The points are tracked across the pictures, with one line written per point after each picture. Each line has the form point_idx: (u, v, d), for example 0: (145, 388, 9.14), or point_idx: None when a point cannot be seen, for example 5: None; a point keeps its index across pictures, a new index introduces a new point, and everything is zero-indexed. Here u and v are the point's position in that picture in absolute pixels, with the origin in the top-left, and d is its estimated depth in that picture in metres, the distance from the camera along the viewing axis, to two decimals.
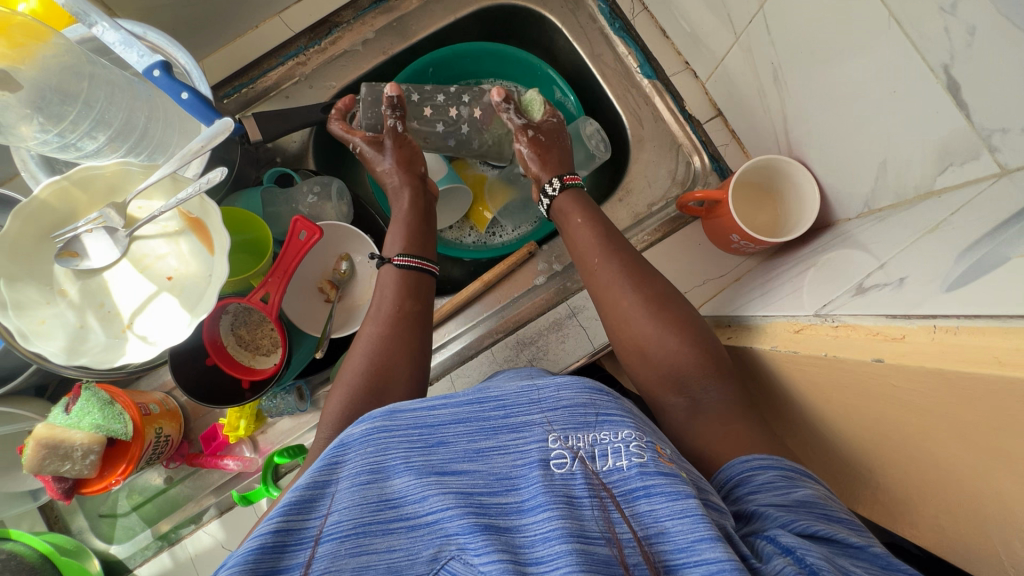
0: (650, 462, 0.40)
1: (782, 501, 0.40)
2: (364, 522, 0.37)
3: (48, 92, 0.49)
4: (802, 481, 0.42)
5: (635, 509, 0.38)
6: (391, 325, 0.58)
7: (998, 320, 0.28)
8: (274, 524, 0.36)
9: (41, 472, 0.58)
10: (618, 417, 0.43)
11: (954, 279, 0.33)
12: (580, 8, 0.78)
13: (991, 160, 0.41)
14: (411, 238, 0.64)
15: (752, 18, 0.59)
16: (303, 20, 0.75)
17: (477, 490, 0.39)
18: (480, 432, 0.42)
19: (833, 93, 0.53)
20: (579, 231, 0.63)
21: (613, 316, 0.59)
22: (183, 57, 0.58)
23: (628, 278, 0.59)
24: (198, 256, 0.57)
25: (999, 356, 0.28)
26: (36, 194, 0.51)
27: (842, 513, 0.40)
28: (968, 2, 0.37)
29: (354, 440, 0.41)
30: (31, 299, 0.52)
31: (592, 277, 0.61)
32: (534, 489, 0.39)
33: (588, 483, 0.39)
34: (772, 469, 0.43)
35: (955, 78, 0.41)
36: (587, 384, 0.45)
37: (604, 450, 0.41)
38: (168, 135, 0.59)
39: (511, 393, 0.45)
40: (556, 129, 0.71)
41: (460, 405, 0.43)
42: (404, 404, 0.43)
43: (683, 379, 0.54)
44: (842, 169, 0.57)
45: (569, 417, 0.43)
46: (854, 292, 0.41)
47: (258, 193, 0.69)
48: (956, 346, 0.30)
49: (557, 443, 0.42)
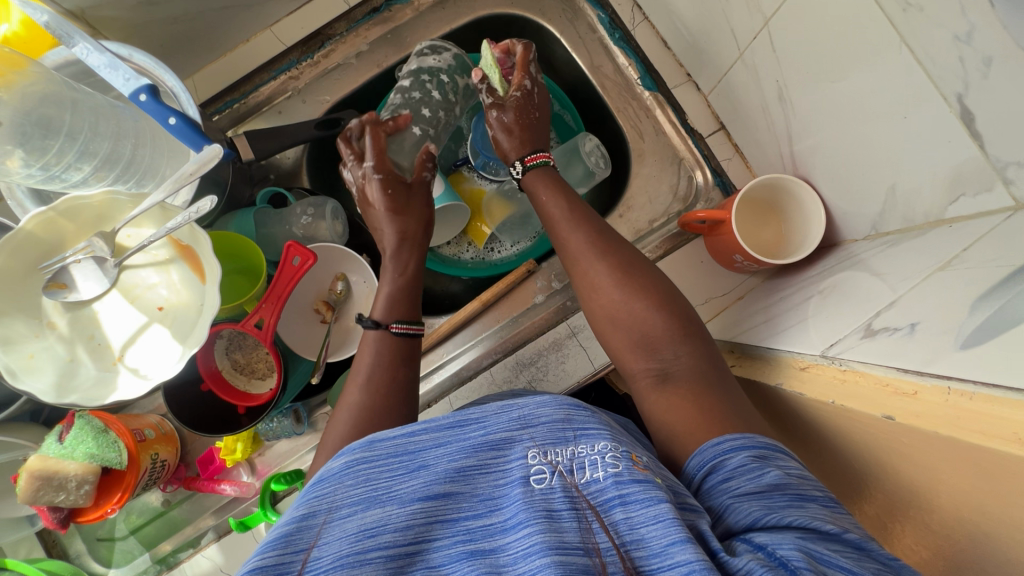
0: (625, 470, 0.38)
1: (754, 488, 0.38)
2: (344, 554, 0.35)
3: (28, 126, 0.48)
4: (774, 461, 0.40)
5: (613, 518, 0.37)
6: (389, 353, 0.57)
7: (1015, 392, 0.27)
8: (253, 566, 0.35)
9: (36, 503, 0.57)
10: (595, 430, 0.42)
11: (967, 335, 0.31)
12: (578, 17, 0.76)
13: (1005, 193, 0.39)
14: (403, 305, 0.60)
15: (756, 34, 0.57)
16: (295, 33, 0.73)
17: (462, 517, 0.38)
18: (460, 452, 0.41)
19: (841, 114, 0.51)
20: (549, 202, 0.61)
21: (589, 290, 0.56)
22: (170, 78, 0.56)
23: (597, 250, 0.57)
24: (189, 285, 0.56)
25: (1018, 431, 0.26)
26: (21, 226, 0.49)
27: (817, 492, 0.38)
28: (984, 32, 0.35)
29: (334, 473, 0.39)
30: (19, 334, 0.51)
31: (563, 247, 0.59)
32: (515, 507, 0.38)
33: (568, 497, 0.38)
34: (743, 451, 0.40)
35: (968, 108, 0.39)
36: (564, 401, 0.44)
37: (582, 463, 0.39)
38: (156, 160, 0.57)
39: (488, 411, 0.43)
40: (524, 102, 0.66)
41: (440, 429, 0.42)
42: (383, 432, 0.42)
43: (652, 342, 0.52)
44: (849, 191, 0.55)
45: (549, 433, 0.42)
46: (863, 333, 0.40)
47: (252, 214, 0.68)
48: (973, 414, 0.28)
49: (536, 458, 0.40)
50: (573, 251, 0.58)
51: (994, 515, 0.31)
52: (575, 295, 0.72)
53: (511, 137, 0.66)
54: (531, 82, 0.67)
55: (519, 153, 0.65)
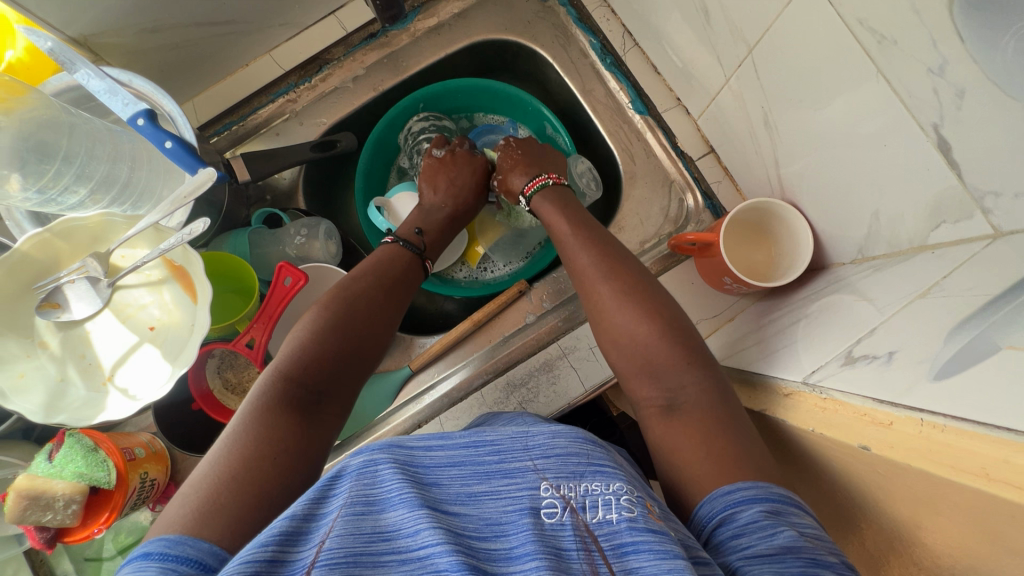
0: (639, 517, 0.39)
1: (764, 549, 0.36)
2: (355, 552, 0.34)
3: (26, 152, 0.49)
4: (786, 518, 0.38)
5: (625, 565, 0.37)
6: (374, 313, 0.58)
7: (985, 428, 0.27)
8: (265, 552, 0.34)
9: (23, 523, 0.57)
10: (609, 469, 0.44)
11: (941, 365, 0.32)
12: (571, 43, 0.78)
13: (984, 221, 0.40)
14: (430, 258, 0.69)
15: (741, 62, 0.58)
16: (294, 58, 0.75)
17: (467, 534, 0.38)
18: (473, 476, 0.42)
19: (825, 142, 0.52)
20: (552, 218, 0.63)
21: (600, 321, 0.56)
22: (168, 103, 0.58)
23: (604, 271, 0.57)
24: (182, 305, 0.57)
25: (987, 468, 0.26)
26: (18, 247, 0.50)
27: (832, 558, 0.35)
28: (956, 65, 0.36)
29: (352, 470, 0.39)
30: (11, 353, 0.52)
31: (571, 265, 0.60)
32: (523, 536, 0.38)
33: (577, 535, 0.39)
34: (754, 505, 0.39)
35: (945, 138, 0.40)
36: (579, 435, 0.47)
37: (595, 501, 0.41)
38: (152, 183, 0.58)
39: (505, 438, 0.45)
40: (505, 155, 0.70)
41: (455, 448, 0.44)
42: (403, 441, 0.44)
43: (656, 369, 0.51)
44: (835, 216, 0.56)
45: (561, 466, 0.43)
46: (844, 360, 0.41)
47: (246, 235, 0.69)
48: (943, 446, 0.29)
49: (548, 491, 0.41)
50: (582, 273, 0.59)
51: (969, 548, 0.31)
52: (566, 315, 0.72)
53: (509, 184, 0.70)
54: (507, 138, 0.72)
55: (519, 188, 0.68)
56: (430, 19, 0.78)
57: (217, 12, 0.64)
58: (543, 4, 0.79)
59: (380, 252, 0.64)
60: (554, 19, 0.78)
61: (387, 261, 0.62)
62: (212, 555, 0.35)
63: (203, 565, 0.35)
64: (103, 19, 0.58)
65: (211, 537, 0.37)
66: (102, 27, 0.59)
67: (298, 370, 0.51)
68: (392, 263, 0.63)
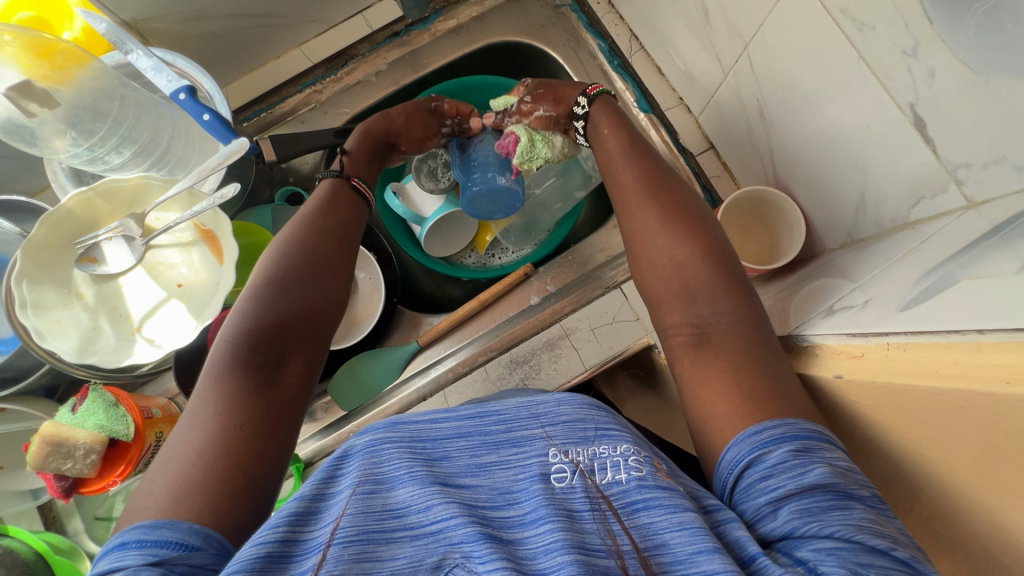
0: (648, 476, 0.41)
1: (794, 490, 0.38)
2: (368, 530, 0.37)
3: (82, 110, 0.53)
4: (817, 454, 0.39)
5: (635, 521, 0.39)
6: (323, 257, 0.58)
7: (939, 336, 0.31)
8: (279, 533, 0.36)
9: (44, 470, 0.59)
10: (616, 433, 0.45)
11: (908, 300, 0.35)
12: (580, 46, 0.83)
13: (958, 193, 0.43)
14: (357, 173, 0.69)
15: (737, 58, 0.62)
16: (322, 52, 0.80)
17: (480, 504, 0.40)
18: (482, 447, 0.44)
19: (814, 129, 0.55)
20: (607, 137, 0.66)
21: (637, 244, 0.59)
22: (208, 82, 0.63)
23: (647, 190, 0.60)
24: (208, 266, 0.61)
25: (939, 367, 0.30)
26: (64, 203, 0.55)
27: (861, 491, 0.37)
28: (928, 45, 0.40)
29: (359, 451, 0.43)
30: (49, 300, 0.55)
31: (615, 186, 0.63)
32: (534, 502, 0.40)
33: (588, 496, 0.40)
34: (783, 446, 0.40)
35: (920, 116, 0.43)
36: (585, 401, 0.48)
37: (603, 464, 0.43)
38: (187, 154, 0.63)
39: (511, 408, 0.47)
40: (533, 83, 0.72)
41: (461, 420, 0.46)
42: (406, 417, 0.46)
43: (693, 293, 0.53)
44: (824, 202, 0.59)
45: (569, 432, 0.45)
46: (828, 313, 0.45)
47: (269, 210, 0.74)
48: (903, 360, 0.33)
49: (557, 457, 0.43)
50: (637, 225, 0.59)
51: None
52: (569, 298, 0.75)
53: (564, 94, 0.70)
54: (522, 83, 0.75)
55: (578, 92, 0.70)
56: (450, 20, 0.84)
57: (257, 4, 0.70)
58: (556, 10, 0.84)
59: (320, 192, 0.64)
60: (565, 24, 0.84)
61: (334, 205, 0.63)
62: (193, 535, 0.38)
63: (185, 545, 0.38)
64: (153, 5, 0.64)
65: (190, 517, 0.40)
66: (152, 12, 0.65)
67: (245, 338, 0.51)
68: (335, 206, 0.63)
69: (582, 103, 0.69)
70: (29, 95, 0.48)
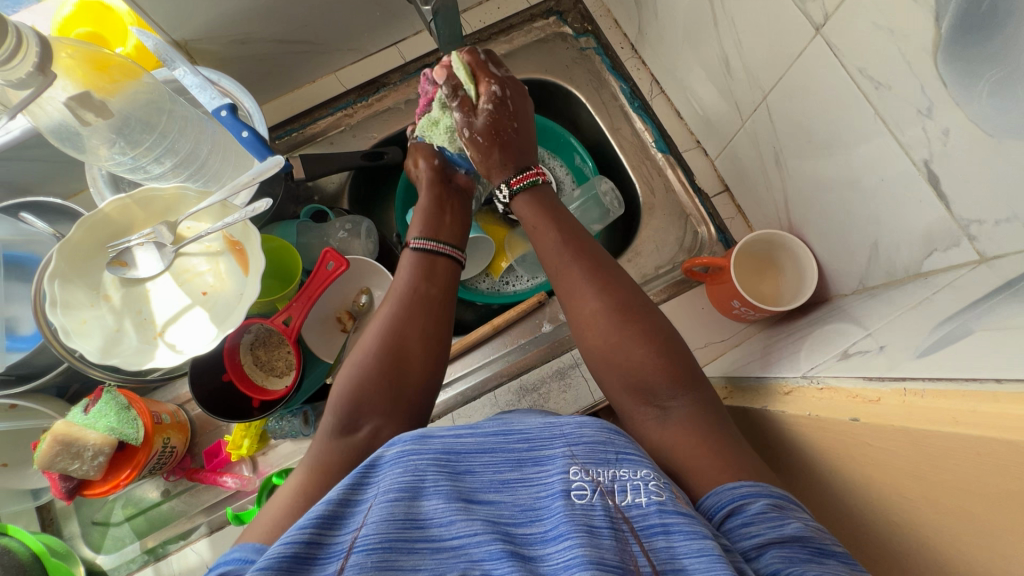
0: (668, 501, 0.41)
1: (775, 537, 0.38)
2: (391, 537, 0.37)
3: (133, 121, 0.55)
4: (792, 511, 0.40)
5: (653, 545, 0.38)
6: (405, 321, 0.60)
7: (957, 384, 0.32)
8: (305, 535, 0.37)
9: (50, 470, 0.59)
10: (636, 457, 0.45)
11: (924, 348, 0.37)
12: (603, 87, 0.87)
13: (970, 248, 0.44)
14: (427, 223, 0.69)
15: (756, 107, 0.65)
16: (356, 79, 0.84)
17: (502, 520, 0.40)
18: (505, 463, 0.44)
19: (829, 180, 0.57)
20: (540, 233, 0.64)
21: (585, 333, 0.58)
22: (249, 101, 0.66)
23: (594, 280, 0.60)
24: (233, 276, 0.62)
25: (956, 416, 0.31)
26: (102, 207, 0.57)
27: (836, 547, 0.38)
28: (943, 106, 0.42)
29: (387, 461, 0.42)
30: (78, 301, 0.57)
31: (557, 272, 0.62)
32: (556, 519, 0.40)
33: (608, 516, 0.40)
34: (760, 498, 0.41)
35: (934, 172, 0.45)
36: (605, 425, 0.48)
37: (623, 486, 0.42)
38: (223, 168, 0.66)
39: (534, 429, 0.47)
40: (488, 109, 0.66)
41: (486, 436, 0.46)
42: (433, 430, 0.45)
43: (649, 388, 0.53)
44: (835, 248, 0.61)
45: (590, 452, 0.45)
46: (840, 357, 0.46)
47: (294, 224, 0.75)
48: (921, 407, 0.33)
49: (579, 475, 0.43)
50: (586, 319, 0.58)
51: (939, 529, 0.34)
52: None
53: (489, 155, 0.68)
54: (498, 86, 0.66)
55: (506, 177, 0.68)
56: None
57: (300, 32, 0.74)
58: (581, 52, 0.88)
59: (405, 262, 0.66)
60: (588, 66, 0.88)
61: (418, 275, 0.64)
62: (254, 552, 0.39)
63: (245, 560, 0.38)
64: (205, 27, 0.67)
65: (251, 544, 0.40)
66: (201, 34, 0.68)
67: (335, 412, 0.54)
68: (422, 270, 0.65)
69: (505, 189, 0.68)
70: (86, 106, 0.51)
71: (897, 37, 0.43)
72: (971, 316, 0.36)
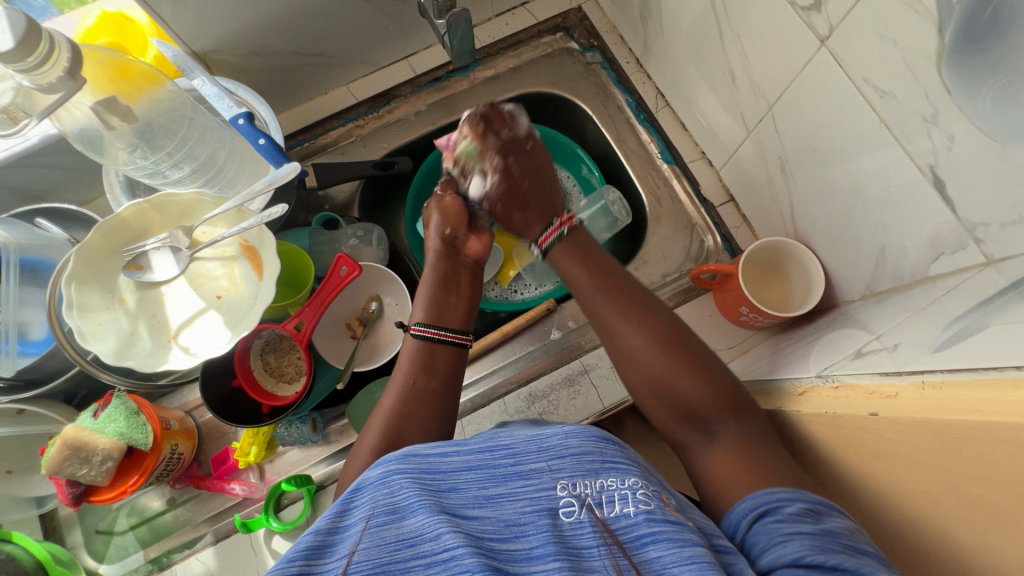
0: (656, 509, 0.41)
1: (803, 531, 0.40)
2: (381, 561, 0.37)
3: (155, 127, 0.57)
4: (828, 515, 0.42)
5: (644, 557, 0.39)
6: (406, 404, 0.58)
7: (973, 373, 0.33)
8: (291, 566, 0.36)
9: (58, 475, 0.59)
10: (623, 466, 0.45)
11: (938, 343, 0.38)
12: (609, 100, 0.89)
13: (977, 251, 0.45)
14: (431, 307, 0.66)
15: (761, 117, 0.66)
16: (367, 91, 0.86)
17: (488, 536, 0.39)
18: (490, 479, 0.44)
19: (835, 188, 0.59)
20: (571, 266, 0.65)
21: (628, 373, 0.59)
22: (265, 110, 0.67)
23: (632, 318, 0.59)
24: (247, 280, 0.62)
25: (978, 404, 0.31)
26: (120, 212, 0.58)
27: (870, 548, 0.39)
28: (947, 114, 0.43)
29: (371, 484, 0.42)
30: (94, 304, 0.57)
31: (595, 314, 0.62)
32: (543, 536, 0.39)
33: (596, 532, 0.40)
34: (797, 502, 0.43)
35: (940, 176, 0.46)
36: (593, 433, 0.48)
37: (611, 497, 0.43)
38: (239, 176, 0.67)
39: (518, 442, 0.47)
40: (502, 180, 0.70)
41: (471, 453, 0.45)
42: (418, 449, 0.45)
43: (699, 417, 0.54)
44: (841, 254, 0.62)
45: (576, 465, 0.45)
46: (853, 356, 0.47)
47: (306, 232, 0.77)
48: (939, 397, 0.34)
49: (565, 491, 0.43)
50: (627, 355, 0.58)
51: (964, 521, 0.34)
52: (589, 335, 0.76)
53: (509, 212, 0.72)
54: (500, 158, 0.70)
55: (536, 233, 0.71)
56: (488, 70, 0.90)
57: (315, 45, 0.76)
58: (587, 66, 0.90)
59: (407, 349, 0.64)
60: (595, 80, 0.90)
61: (417, 363, 0.62)
62: None
63: None
64: (223, 38, 0.69)
65: None
66: (219, 46, 0.70)
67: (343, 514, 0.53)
68: (428, 356, 0.63)
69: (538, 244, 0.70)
70: (112, 110, 0.53)
71: (902, 48, 0.44)
72: (983, 313, 0.37)
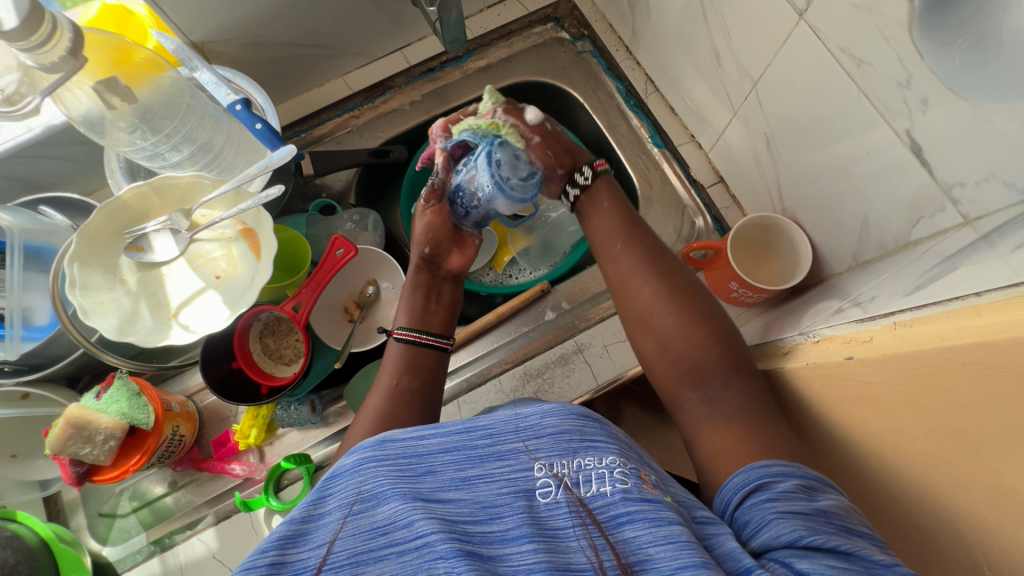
0: (634, 488, 0.41)
1: (800, 509, 0.40)
2: (356, 552, 0.38)
3: (155, 109, 0.58)
4: (821, 492, 0.42)
5: (620, 536, 0.39)
6: (391, 403, 0.60)
7: (941, 310, 0.34)
8: (267, 557, 0.37)
9: (61, 454, 0.60)
10: (603, 444, 0.45)
11: (911, 291, 0.39)
12: (600, 87, 0.91)
13: (955, 212, 0.46)
14: (414, 313, 0.68)
15: (746, 96, 0.68)
16: (362, 82, 0.88)
17: (461, 519, 0.40)
18: (467, 461, 0.43)
19: (818, 160, 0.60)
20: (602, 215, 0.66)
21: (640, 321, 0.59)
22: (261, 96, 0.69)
23: (650, 267, 0.60)
24: (244, 261, 0.63)
25: (946, 335, 0.33)
26: (121, 194, 0.59)
27: (863, 528, 0.39)
28: (920, 77, 0.44)
29: (346, 470, 0.43)
30: (96, 283, 0.59)
31: (612, 262, 0.63)
32: (518, 519, 0.40)
33: (572, 511, 0.41)
34: (792, 478, 0.43)
35: (917, 141, 0.47)
36: (573, 411, 0.47)
37: (588, 476, 0.42)
38: (237, 160, 0.68)
39: (498, 422, 0.46)
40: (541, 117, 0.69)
41: (449, 435, 0.45)
42: (394, 433, 0.45)
43: (703, 373, 0.54)
44: (827, 227, 0.63)
45: (554, 444, 0.44)
46: (834, 315, 0.48)
47: (304, 216, 0.78)
48: (910, 336, 0.35)
49: (542, 471, 0.43)
50: (642, 304, 0.59)
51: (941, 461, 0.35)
52: (582, 315, 0.78)
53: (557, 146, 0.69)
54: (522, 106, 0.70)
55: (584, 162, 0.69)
56: (480, 60, 0.91)
57: (311, 35, 0.78)
58: (578, 56, 0.92)
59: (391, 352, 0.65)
60: (586, 68, 0.92)
61: (400, 363, 0.63)
62: None
63: None
64: (221, 28, 0.71)
65: None
66: (217, 36, 0.72)
67: None
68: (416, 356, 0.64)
69: (586, 172, 0.68)
70: (113, 90, 0.55)
71: (874, 15, 0.46)
72: (955, 263, 0.38)
